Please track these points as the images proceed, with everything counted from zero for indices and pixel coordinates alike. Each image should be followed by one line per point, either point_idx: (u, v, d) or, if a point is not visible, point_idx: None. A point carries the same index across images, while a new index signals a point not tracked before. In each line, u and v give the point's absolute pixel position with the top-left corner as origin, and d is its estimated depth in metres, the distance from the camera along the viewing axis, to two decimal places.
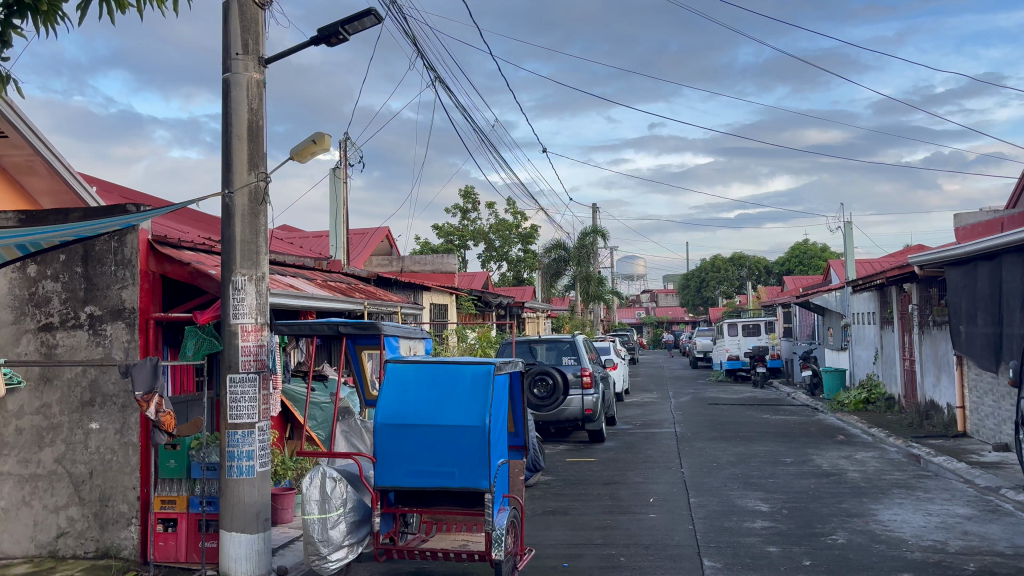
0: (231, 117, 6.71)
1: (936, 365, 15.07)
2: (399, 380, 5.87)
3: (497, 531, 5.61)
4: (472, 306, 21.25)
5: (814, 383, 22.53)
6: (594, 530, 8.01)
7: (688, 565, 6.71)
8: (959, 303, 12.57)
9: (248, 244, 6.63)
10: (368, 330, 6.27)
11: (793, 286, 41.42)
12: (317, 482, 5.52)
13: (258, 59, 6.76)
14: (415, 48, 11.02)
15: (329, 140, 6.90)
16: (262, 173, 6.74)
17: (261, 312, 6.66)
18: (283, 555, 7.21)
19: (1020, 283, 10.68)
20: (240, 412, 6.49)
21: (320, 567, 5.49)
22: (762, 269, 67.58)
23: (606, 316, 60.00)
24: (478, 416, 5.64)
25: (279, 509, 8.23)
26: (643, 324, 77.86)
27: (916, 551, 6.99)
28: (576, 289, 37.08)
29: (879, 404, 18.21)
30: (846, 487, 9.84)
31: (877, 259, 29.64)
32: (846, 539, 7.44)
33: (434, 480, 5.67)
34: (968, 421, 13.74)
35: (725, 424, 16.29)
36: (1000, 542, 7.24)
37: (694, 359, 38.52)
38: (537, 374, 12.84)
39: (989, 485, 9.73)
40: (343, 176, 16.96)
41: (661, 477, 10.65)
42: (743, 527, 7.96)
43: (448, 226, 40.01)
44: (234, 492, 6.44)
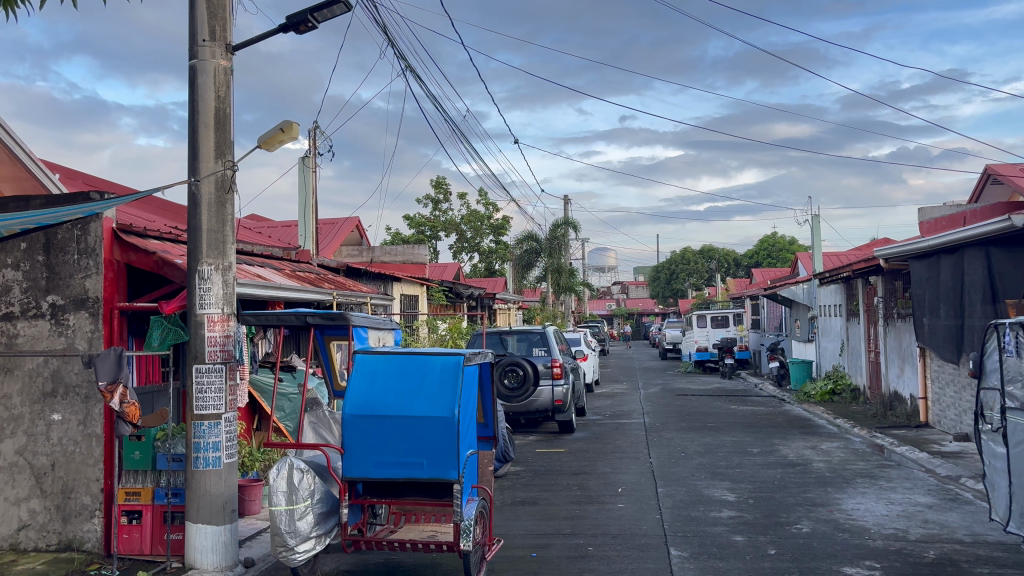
0: (197, 105, 6.62)
1: (900, 356, 15.30)
2: (368, 371, 5.84)
3: (465, 522, 5.62)
4: (443, 296, 21.23)
5: (782, 374, 22.84)
6: (563, 520, 8.06)
7: (655, 554, 6.77)
8: (923, 295, 12.77)
9: (215, 232, 6.57)
10: (337, 321, 6.24)
11: (761, 278, 41.97)
12: (284, 474, 5.50)
13: (225, 46, 6.69)
14: (386, 36, 10.93)
15: (298, 128, 6.84)
16: (229, 161, 6.68)
17: (227, 302, 6.60)
18: (250, 547, 7.17)
19: (980, 277, 10.87)
20: (205, 402, 6.42)
21: (287, 559, 5.48)
22: (731, 262, 68.14)
23: (577, 308, 60.19)
24: (447, 407, 5.64)
25: (246, 500, 8.18)
26: (613, 316, 78.28)
27: (878, 539, 7.11)
28: (548, 281, 37.18)
29: (845, 395, 18.49)
30: (811, 477, 9.98)
31: (844, 251, 30.04)
32: (810, 528, 7.55)
33: (402, 471, 5.66)
34: (930, 412, 14.01)
35: (693, 415, 16.43)
36: (959, 530, 7.38)
37: (664, 350, 38.79)
38: (507, 365, 12.84)
39: (950, 474, 9.92)
40: (313, 165, 16.78)
41: (629, 467, 10.73)
42: (709, 516, 8.04)
43: (419, 216, 39.85)
44: (200, 483, 6.38)
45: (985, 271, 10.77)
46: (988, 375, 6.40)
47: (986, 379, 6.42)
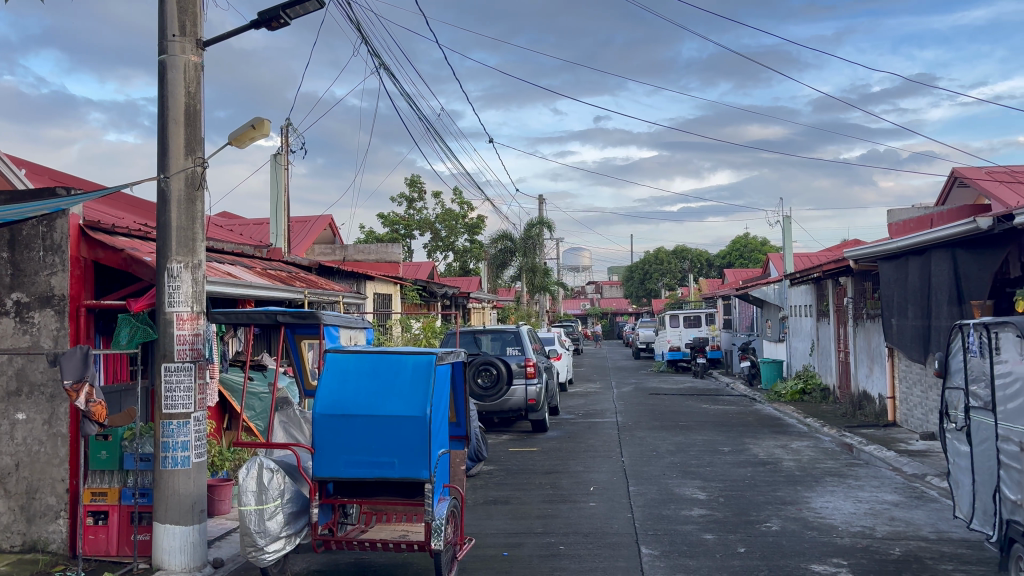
0: (167, 101, 6.54)
1: (869, 356, 15.49)
2: (339, 370, 5.81)
3: (436, 521, 5.61)
4: (417, 295, 21.17)
5: (753, 373, 23.06)
6: (535, 519, 8.07)
7: (626, 552, 6.79)
8: (891, 296, 12.94)
9: (184, 230, 6.50)
10: (308, 319, 6.20)
11: (733, 279, 42.30)
12: (253, 473, 5.45)
13: (196, 41, 6.62)
14: (360, 33, 10.87)
15: (269, 125, 6.79)
16: (199, 158, 6.61)
17: (197, 300, 6.54)
18: (219, 547, 7.10)
19: (947, 279, 11.04)
20: (174, 401, 6.36)
21: (256, 559, 5.43)
22: (704, 262, 68.58)
23: (551, 308, 60.32)
24: (419, 406, 5.62)
25: (216, 500, 8.11)
26: (587, 316, 78.54)
27: (846, 536, 7.20)
28: (522, 280, 37.22)
29: (815, 394, 18.70)
30: (780, 475, 10.07)
31: (815, 253, 30.35)
32: (779, 526, 7.62)
33: (373, 470, 5.64)
34: (898, 411, 14.21)
35: (665, 414, 16.53)
36: (924, 527, 7.49)
37: (637, 350, 38.98)
38: (481, 364, 12.83)
39: (916, 472, 10.07)
40: (285, 162, 16.65)
41: (601, 466, 10.77)
42: (680, 515, 8.09)
43: (393, 214, 39.70)
44: (168, 483, 6.32)
45: (951, 272, 10.93)
46: (953, 374, 6.50)
47: (951, 378, 6.52)
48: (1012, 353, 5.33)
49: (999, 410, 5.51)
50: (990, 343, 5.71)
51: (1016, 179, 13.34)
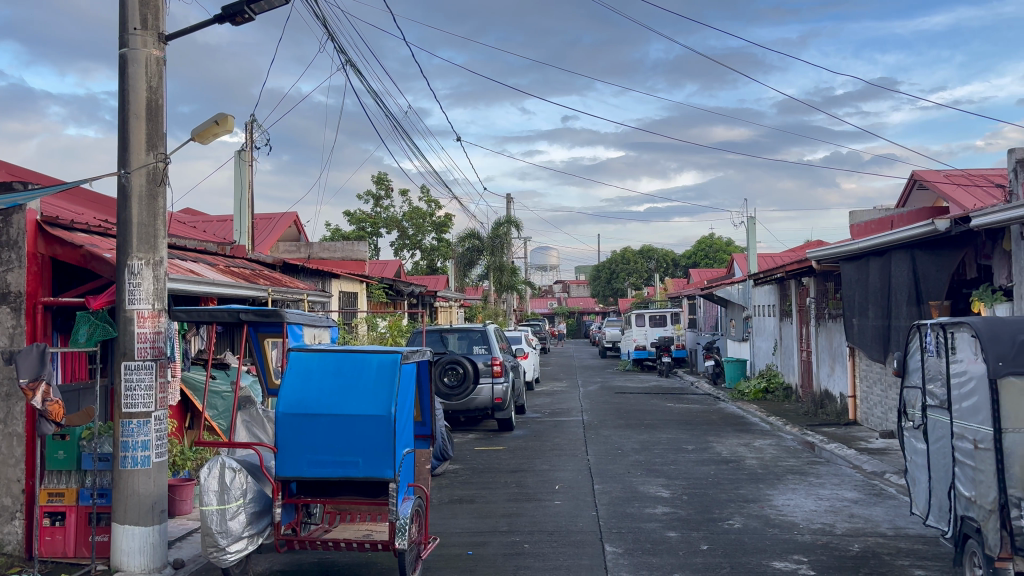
0: (128, 95, 6.44)
1: (830, 355, 15.72)
2: (302, 368, 5.77)
3: (401, 520, 5.59)
4: (383, 294, 21.07)
5: (717, 372, 23.27)
6: (500, 518, 8.08)
7: (590, 550, 6.84)
8: (853, 296, 13.13)
9: (146, 226, 6.41)
10: (271, 317, 6.14)
11: (698, 279, 42.68)
12: (216, 473, 5.38)
13: (158, 35, 6.52)
14: (326, 29, 10.79)
15: (233, 121, 6.72)
16: (161, 153, 6.52)
17: (159, 297, 6.45)
18: (180, 547, 7.03)
19: (907, 279, 11.23)
20: (135, 400, 6.27)
21: (218, 559, 5.36)
22: (670, 262, 69.09)
23: (519, 307, 60.37)
24: (384, 405, 5.60)
25: (177, 500, 8.00)
26: (554, 315, 78.76)
27: (806, 533, 7.30)
28: (489, 279, 37.20)
29: (778, 393, 18.95)
30: (743, 473, 10.19)
31: (779, 253, 30.73)
32: (741, 523, 7.70)
33: (337, 470, 5.60)
34: (858, 410, 14.45)
35: (631, 413, 16.61)
36: (882, 524, 7.63)
37: (603, 349, 39.20)
38: (448, 362, 12.76)
39: (876, 470, 10.24)
40: (250, 159, 16.47)
41: (566, 465, 10.81)
42: (644, 513, 8.15)
43: (360, 212, 39.44)
44: (128, 483, 6.22)
45: (910, 272, 11.13)
46: (911, 374, 6.62)
47: (910, 377, 6.64)
48: (968, 353, 5.44)
49: (954, 408, 5.62)
50: (946, 343, 5.81)
51: (973, 182, 13.62)
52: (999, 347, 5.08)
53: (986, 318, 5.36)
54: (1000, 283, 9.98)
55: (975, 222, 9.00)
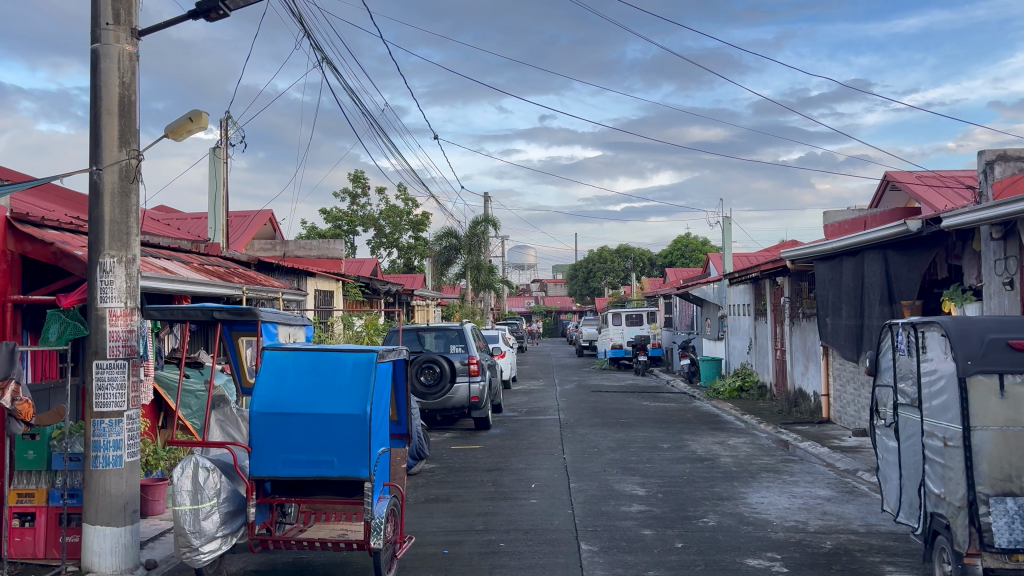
0: (100, 91, 6.36)
1: (805, 354, 15.86)
2: (276, 367, 5.73)
3: (376, 520, 5.57)
4: (360, 292, 21.00)
5: (693, 371, 23.42)
6: (476, 516, 8.08)
7: (565, 549, 6.85)
8: (826, 296, 13.26)
9: (118, 224, 6.34)
10: (245, 316, 6.09)
11: (675, 278, 42.90)
12: (189, 472, 5.34)
13: (131, 30, 6.45)
14: (302, 26, 10.73)
15: (207, 118, 6.66)
16: (134, 150, 6.45)
17: (131, 296, 6.38)
18: (153, 548, 6.96)
19: (879, 279, 11.36)
20: (106, 400, 6.20)
21: (191, 560, 5.32)
22: (647, 261, 69.43)
23: (496, 306, 60.38)
24: (359, 405, 5.58)
25: (149, 500, 7.92)
26: (531, 314, 78.87)
27: (779, 531, 7.37)
28: (466, 278, 37.17)
29: (752, 392, 19.11)
30: (718, 471, 10.26)
31: (754, 253, 30.96)
32: (716, 521, 7.76)
33: (312, 469, 5.58)
34: (831, 408, 14.61)
35: (607, 411, 16.67)
36: (854, 521, 7.72)
37: (580, 348, 39.30)
38: (424, 362, 12.74)
39: (848, 468, 10.36)
40: (224, 156, 16.33)
41: (543, 464, 10.83)
42: (619, 511, 8.19)
43: (336, 210, 39.23)
44: (99, 483, 6.15)
45: (883, 272, 11.26)
46: (883, 372, 6.69)
47: (882, 376, 6.71)
48: (938, 351, 5.51)
49: (925, 406, 5.69)
50: (917, 342, 5.88)
51: (944, 183, 13.81)
52: (968, 346, 5.15)
53: (956, 317, 5.43)
54: (970, 283, 10.13)
55: (947, 222, 9.11)
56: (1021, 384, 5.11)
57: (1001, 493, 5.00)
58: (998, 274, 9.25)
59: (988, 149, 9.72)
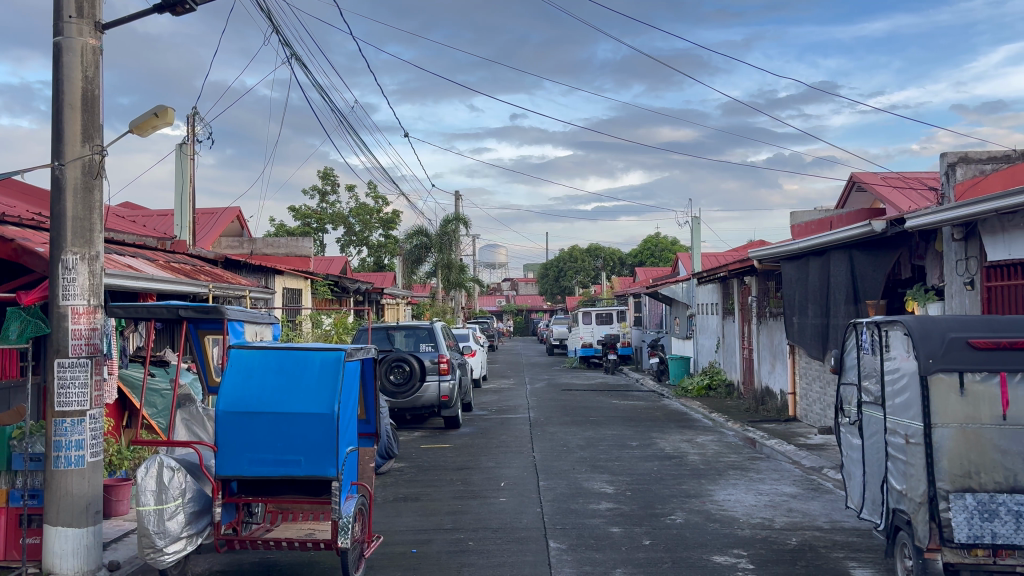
0: (62, 85, 6.25)
1: (771, 353, 16.03)
2: (242, 366, 5.68)
3: (344, 519, 5.54)
4: (328, 290, 20.85)
5: (661, 369, 23.58)
6: (445, 515, 8.08)
7: (534, 547, 6.86)
8: (793, 295, 13.41)
9: (80, 220, 6.24)
10: (211, 314, 6.02)
11: (644, 277, 43.14)
12: (153, 472, 5.28)
13: (94, 24, 6.35)
14: (271, 22, 10.63)
15: (173, 114, 6.58)
16: (97, 145, 6.35)
17: (94, 293, 6.28)
18: (116, 549, 6.86)
19: (845, 279, 11.50)
20: (68, 398, 6.10)
21: (155, 561, 5.25)
22: (616, 260, 69.80)
23: (467, 304, 60.30)
24: (327, 404, 5.54)
25: (113, 500, 7.80)
26: (502, 313, 78.90)
27: (746, 528, 7.44)
28: (437, 276, 37.07)
29: (720, 390, 19.30)
30: (686, 469, 10.33)
31: (722, 253, 31.26)
32: (684, 518, 7.82)
33: (278, 469, 5.54)
34: (798, 406, 14.79)
35: (577, 409, 16.73)
36: (819, 518, 7.82)
37: (551, 347, 39.38)
38: (393, 361, 12.68)
39: (814, 465, 10.49)
40: (191, 152, 16.13)
41: (512, 462, 10.83)
42: (588, 509, 8.21)
43: (305, 208, 38.95)
44: (60, 483, 6.05)
45: (848, 272, 11.42)
46: (848, 371, 6.79)
47: (846, 374, 6.80)
48: (901, 350, 5.60)
49: (888, 404, 5.77)
50: (880, 341, 5.97)
51: (908, 184, 14.02)
52: (929, 345, 5.25)
53: (919, 317, 5.51)
54: (932, 283, 10.30)
55: (911, 222, 9.24)
56: (980, 381, 5.20)
57: (960, 489, 5.09)
58: (959, 274, 9.42)
59: (951, 151, 9.87)
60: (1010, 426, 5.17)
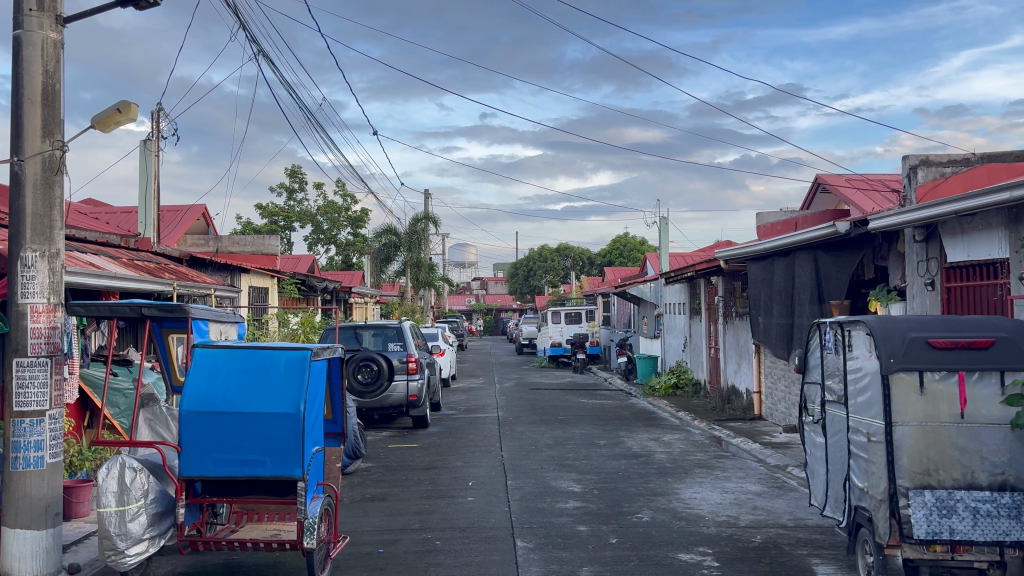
0: (22, 79, 6.14)
1: (738, 352, 16.19)
2: (207, 365, 5.61)
3: (310, 519, 5.51)
4: (295, 289, 20.68)
5: (629, 368, 23.72)
6: (413, 515, 8.05)
7: (501, 546, 6.87)
8: (758, 295, 13.55)
9: (40, 216, 6.12)
10: (176, 313, 5.93)
11: (613, 277, 43.33)
12: (115, 473, 5.20)
13: (55, 17, 6.24)
14: (238, 18, 10.53)
15: (136, 109, 6.49)
16: (58, 141, 6.24)
17: (54, 291, 6.17)
18: (76, 551, 6.75)
19: (809, 278, 11.64)
20: (27, 398, 5.99)
21: (117, 563, 5.17)
22: (585, 260, 70.07)
23: (437, 304, 60.14)
24: (293, 404, 5.49)
25: (73, 502, 7.68)
26: (472, 312, 78.79)
27: (711, 526, 7.50)
28: (406, 275, 36.93)
29: (687, 388, 19.47)
30: (653, 467, 10.40)
31: (690, 253, 31.51)
32: (650, 517, 7.87)
33: (243, 469, 5.48)
34: (763, 405, 14.95)
35: (546, 408, 16.77)
36: (784, 515, 7.91)
37: (520, 346, 39.39)
38: (361, 360, 12.61)
39: (778, 463, 10.61)
40: (156, 149, 15.90)
41: (480, 461, 10.83)
42: (556, 507, 8.24)
43: (272, 206, 38.60)
44: (20, 484, 5.94)
45: (813, 272, 11.56)
46: (811, 370, 6.88)
47: (810, 373, 6.88)
48: (863, 350, 5.68)
49: (851, 403, 5.85)
50: (843, 340, 6.05)
51: (871, 186, 14.24)
52: (890, 344, 5.32)
53: (880, 317, 5.60)
54: (894, 284, 10.47)
55: (873, 224, 9.37)
56: (939, 380, 5.30)
57: (920, 486, 5.17)
58: (920, 275, 9.58)
59: (912, 154, 10.04)
60: (967, 424, 5.28)
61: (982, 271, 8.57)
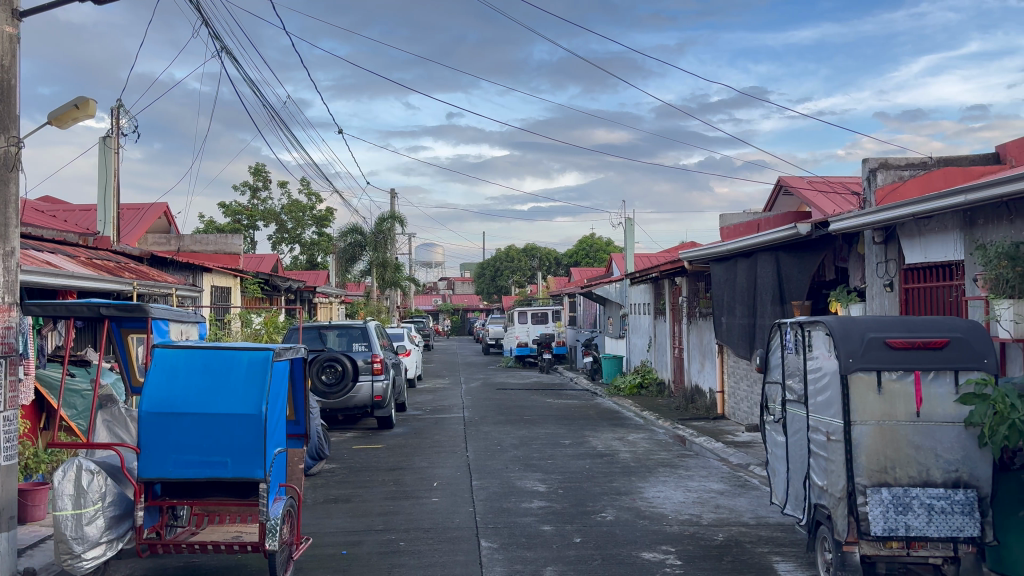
0: None
1: (701, 352, 16.35)
2: (167, 365, 5.54)
3: (271, 521, 5.45)
4: (259, 289, 20.44)
5: (594, 368, 23.82)
6: (377, 516, 8.01)
7: (466, 546, 6.86)
8: (721, 295, 13.70)
9: None
10: (135, 312, 5.83)
11: (580, 278, 43.49)
12: (71, 475, 5.10)
13: (11, 11, 6.12)
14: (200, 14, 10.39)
15: (94, 106, 6.39)
16: (13, 137, 6.12)
17: (8, 290, 6.04)
18: (32, 555, 6.62)
19: (771, 279, 11.78)
20: None
21: (73, 567, 5.09)
22: (552, 260, 70.22)
23: (403, 304, 59.88)
24: (254, 404, 5.44)
25: (29, 505, 7.52)
26: (438, 312, 78.57)
27: (674, 524, 7.56)
28: (372, 275, 36.74)
29: (652, 388, 19.60)
30: (617, 467, 10.46)
31: (655, 254, 31.75)
32: (614, 516, 7.91)
33: (203, 470, 5.42)
34: (726, 404, 15.11)
35: (511, 408, 16.79)
36: (745, 513, 7.99)
37: (486, 346, 39.38)
38: (325, 360, 12.52)
39: (740, 462, 10.73)
40: (115, 146, 15.59)
41: (445, 462, 10.81)
42: (520, 507, 8.25)
43: (235, 205, 38.13)
44: None
45: (775, 273, 11.71)
46: (772, 370, 6.97)
47: (771, 373, 6.97)
48: (823, 350, 5.76)
49: (810, 402, 5.94)
50: (803, 340, 6.14)
51: (832, 189, 14.45)
52: (849, 344, 5.40)
53: (839, 317, 5.69)
54: (853, 284, 10.63)
55: (833, 226, 9.51)
56: (896, 380, 5.40)
57: (877, 484, 5.27)
58: (879, 276, 9.74)
59: (872, 157, 10.24)
60: (923, 422, 5.38)
61: (939, 272, 8.74)
